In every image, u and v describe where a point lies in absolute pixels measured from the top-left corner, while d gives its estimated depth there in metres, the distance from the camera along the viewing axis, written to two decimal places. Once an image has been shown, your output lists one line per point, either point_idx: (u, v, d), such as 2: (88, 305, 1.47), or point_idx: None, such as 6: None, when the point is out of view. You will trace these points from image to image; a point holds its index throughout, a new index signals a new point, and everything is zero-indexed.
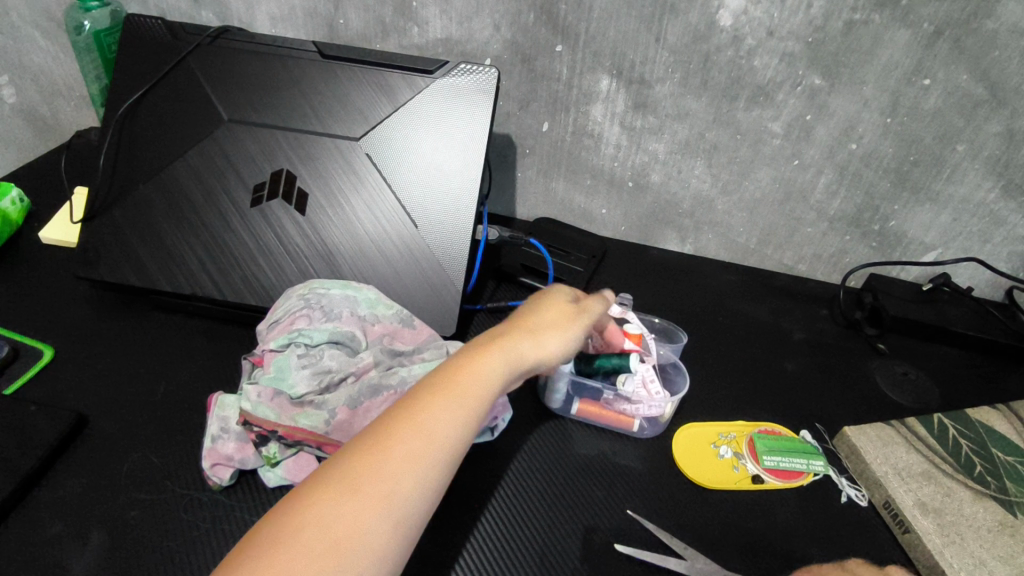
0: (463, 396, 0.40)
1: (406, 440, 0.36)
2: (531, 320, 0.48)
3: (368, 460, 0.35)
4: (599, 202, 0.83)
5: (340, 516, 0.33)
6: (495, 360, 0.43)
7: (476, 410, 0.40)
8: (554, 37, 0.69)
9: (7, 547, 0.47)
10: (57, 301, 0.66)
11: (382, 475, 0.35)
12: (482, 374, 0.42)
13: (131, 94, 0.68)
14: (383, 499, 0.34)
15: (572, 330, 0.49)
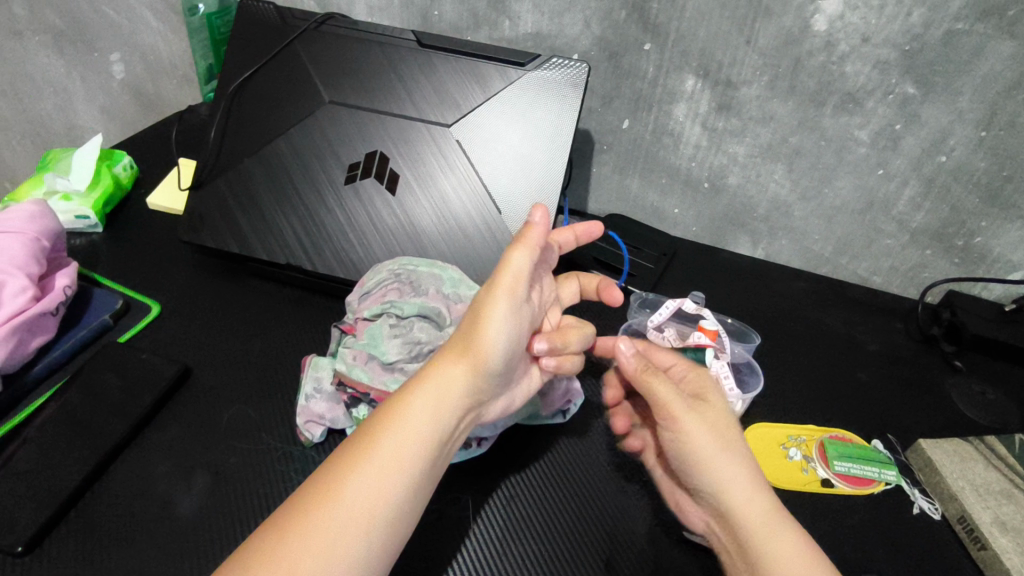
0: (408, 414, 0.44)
1: (357, 469, 0.41)
2: (478, 312, 0.47)
3: (324, 497, 0.40)
4: (673, 201, 0.83)
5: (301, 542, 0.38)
6: (445, 375, 0.45)
7: (424, 427, 0.44)
8: (643, 36, 0.70)
9: (120, 481, 0.52)
10: (163, 262, 0.71)
11: (336, 502, 0.40)
12: (433, 393, 0.45)
13: (242, 73, 0.73)
14: (345, 530, 0.40)
15: (511, 311, 0.46)
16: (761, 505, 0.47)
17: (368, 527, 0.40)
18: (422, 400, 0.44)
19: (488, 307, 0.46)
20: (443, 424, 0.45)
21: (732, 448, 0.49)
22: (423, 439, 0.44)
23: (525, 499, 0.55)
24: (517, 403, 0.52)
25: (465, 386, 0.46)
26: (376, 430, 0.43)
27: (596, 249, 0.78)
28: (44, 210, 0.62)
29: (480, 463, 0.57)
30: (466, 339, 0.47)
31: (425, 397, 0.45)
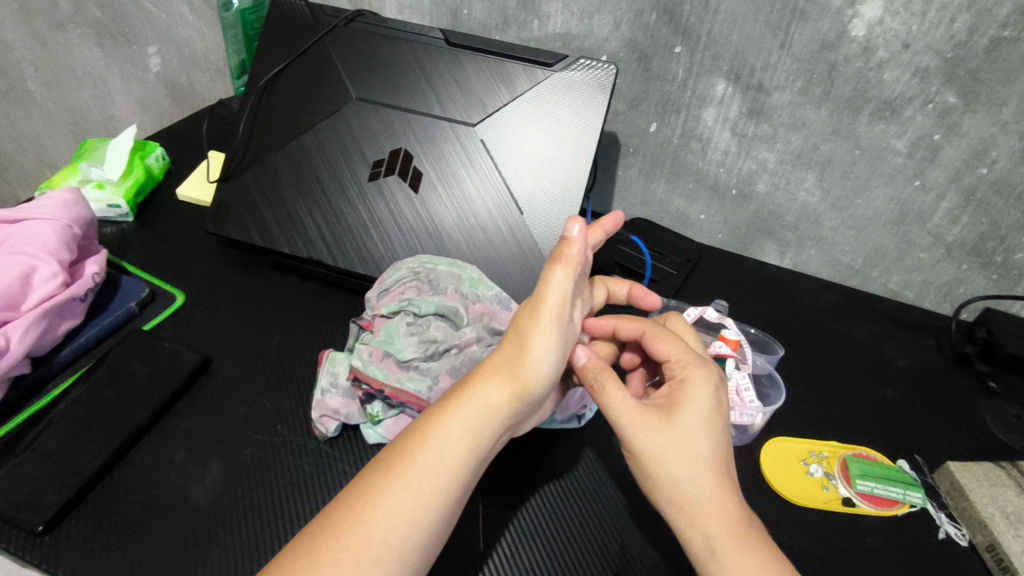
0: (446, 439, 0.42)
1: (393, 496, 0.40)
2: (523, 335, 0.46)
3: (357, 524, 0.39)
4: (698, 207, 0.82)
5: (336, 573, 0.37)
6: (479, 396, 0.44)
7: (461, 453, 0.43)
8: (674, 38, 0.69)
9: (139, 466, 0.53)
10: (190, 252, 0.73)
11: (372, 533, 0.39)
12: (471, 416, 0.44)
13: (273, 69, 0.74)
14: (377, 560, 0.38)
15: (554, 334, 0.45)
16: (709, 532, 0.42)
17: (399, 555, 0.39)
18: (462, 423, 0.43)
19: (533, 332, 0.45)
20: (481, 449, 0.44)
21: (691, 467, 0.43)
22: (457, 466, 0.42)
23: (536, 502, 0.55)
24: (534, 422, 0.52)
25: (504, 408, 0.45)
26: (411, 453, 0.42)
27: (618, 254, 0.77)
28: (77, 198, 0.64)
29: (493, 465, 0.57)
30: (501, 358, 0.46)
31: (461, 420, 0.43)
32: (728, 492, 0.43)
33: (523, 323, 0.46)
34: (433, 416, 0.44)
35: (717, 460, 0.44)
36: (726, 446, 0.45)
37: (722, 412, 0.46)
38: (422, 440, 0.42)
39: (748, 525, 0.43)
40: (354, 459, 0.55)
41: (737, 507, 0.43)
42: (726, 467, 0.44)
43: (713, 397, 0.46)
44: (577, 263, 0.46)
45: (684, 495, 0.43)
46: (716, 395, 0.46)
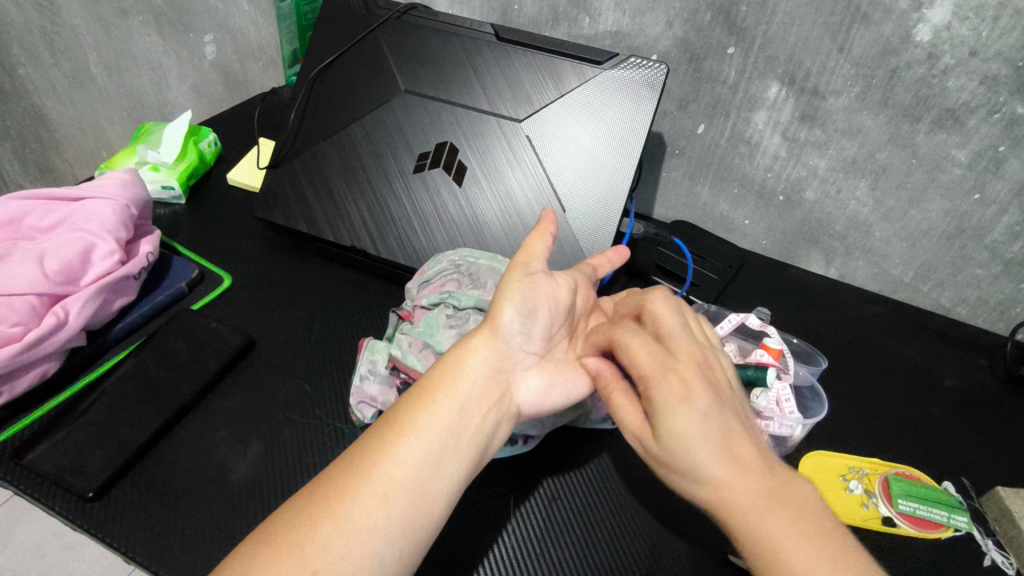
0: (431, 390, 0.45)
1: (382, 443, 0.42)
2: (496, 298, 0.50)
3: (349, 472, 0.41)
4: (744, 212, 0.80)
5: (325, 514, 0.39)
6: (464, 352, 0.47)
7: (445, 399, 0.45)
8: (728, 39, 0.68)
9: (183, 441, 0.54)
10: (238, 235, 0.75)
11: (358, 474, 0.40)
12: (452, 367, 0.47)
13: (325, 59, 0.75)
14: (365, 498, 0.40)
15: (518, 292, 0.50)
16: (742, 542, 0.39)
17: (389, 494, 0.40)
18: (445, 372, 0.46)
19: (500, 296, 0.49)
20: (466, 397, 0.46)
21: (692, 476, 0.41)
22: (445, 413, 0.44)
23: (567, 500, 0.55)
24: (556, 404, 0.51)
25: (484, 360, 0.48)
26: (401, 405, 0.45)
27: (658, 255, 0.76)
28: (134, 179, 0.66)
29: (525, 461, 0.57)
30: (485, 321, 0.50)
31: (447, 374, 0.46)
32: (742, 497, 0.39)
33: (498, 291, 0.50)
34: (425, 378, 0.46)
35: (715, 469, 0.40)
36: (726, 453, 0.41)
37: (704, 413, 0.42)
38: (414, 401, 0.45)
39: (778, 524, 0.38)
40: None
41: (761, 509, 0.39)
42: (733, 469, 0.40)
43: (682, 400, 0.42)
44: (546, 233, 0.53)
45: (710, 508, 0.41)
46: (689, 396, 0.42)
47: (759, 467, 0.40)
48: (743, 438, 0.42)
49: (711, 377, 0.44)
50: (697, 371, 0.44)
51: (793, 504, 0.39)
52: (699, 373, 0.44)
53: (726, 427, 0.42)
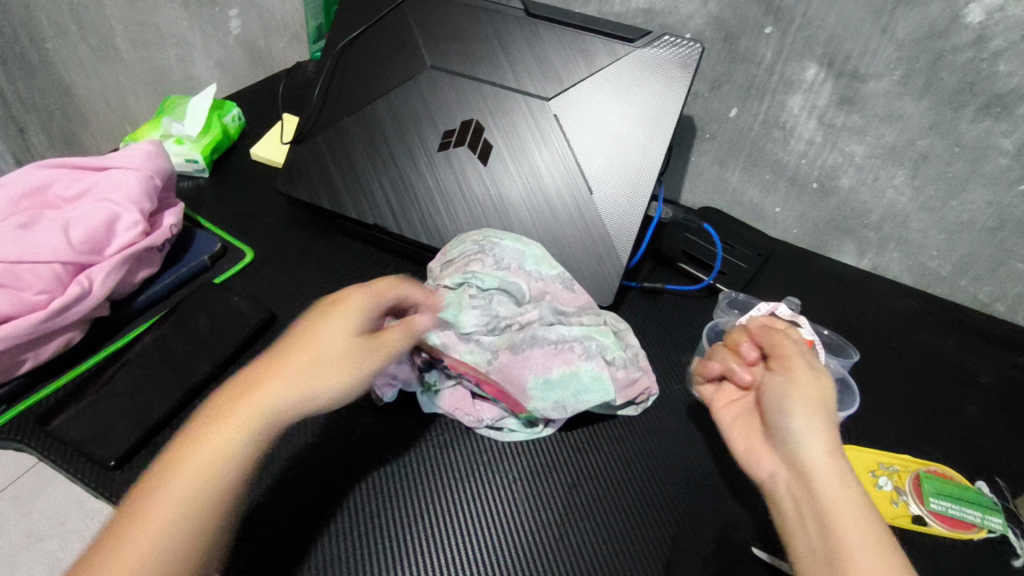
0: (236, 417, 0.40)
1: (180, 473, 0.38)
2: (297, 337, 0.44)
3: (138, 508, 0.37)
4: (775, 199, 0.78)
5: (119, 557, 0.35)
6: (281, 380, 0.42)
7: (246, 429, 0.40)
8: (765, 18, 0.66)
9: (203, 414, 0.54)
10: (260, 211, 0.74)
11: (153, 511, 0.37)
12: (270, 400, 0.41)
13: (351, 33, 0.74)
14: (149, 540, 0.36)
15: (329, 344, 0.43)
16: (838, 531, 0.39)
17: (170, 534, 0.36)
18: (257, 401, 0.41)
19: (313, 329, 0.44)
20: (262, 431, 0.41)
21: (842, 477, 0.42)
22: (236, 442, 0.39)
23: (587, 487, 0.53)
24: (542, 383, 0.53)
25: (293, 394, 0.41)
26: (204, 426, 0.40)
27: (686, 241, 0.73)
28: (158, 151, 0.65)
29: (544, 445, 0.55)
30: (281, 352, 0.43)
31: (247, 408, 0.40)
32: (791, 507, 0.43)
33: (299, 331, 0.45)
34: (230, 396, 0.41)
35: (779, 481, 0.45)
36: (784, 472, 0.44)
37: (789, 432, 0.44)
38: (213, 421, 0.40)
39: (833, 539, 0.39)
40: (408, 423, 0.56)
41: (807, 522, 0.41)
42: (791, 483, 0.44)
43: (775, 418, 0.46)
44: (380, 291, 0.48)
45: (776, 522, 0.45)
46: (773, 420, 0.46)
47: (832, 483, 0.41)
48: (836, 453, 0.43)
49: (807, 395, 0.45)
50: (787, 390, 0.46)
51: (856, 520, 0.40)
52: (792, 392, 0.46)
53: (816, 444, 0.43)
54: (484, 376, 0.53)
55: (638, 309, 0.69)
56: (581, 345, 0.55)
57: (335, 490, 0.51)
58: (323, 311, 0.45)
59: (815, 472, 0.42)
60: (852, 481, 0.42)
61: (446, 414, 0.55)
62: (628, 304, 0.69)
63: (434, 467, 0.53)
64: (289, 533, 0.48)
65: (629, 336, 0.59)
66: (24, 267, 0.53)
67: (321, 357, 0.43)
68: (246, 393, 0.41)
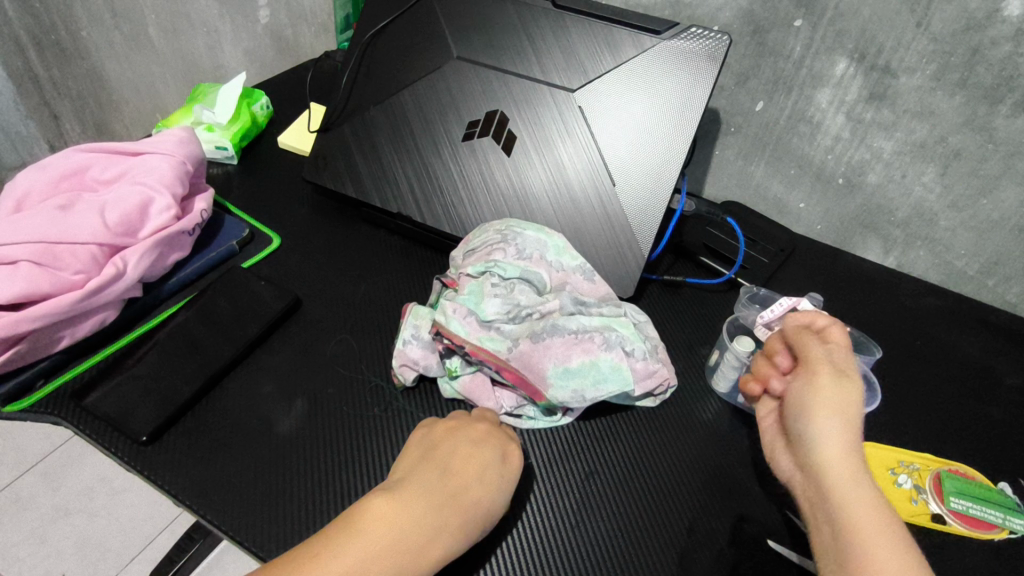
0: (469, 479, 0.46)
1: (415, 505, 0.43)
2: (468, 426, 0.51)
3: (364, 520, 0.42)
4: (799, 194, 0.77)
5: (360, 559, 0.39)
6: (485, 453, 0.48)
7: (480, 508, 0.45)
8: (796, 11, 0.65)
9: (229, 395, 0.56)
10: (287, 198, 0.76)
11: (391, 522, 0.42)
12: (491, 476, 0.47)
13: (379, 23, 0.75)
14: (398, 546, 0.41)
15: (517, 453, 0.50)
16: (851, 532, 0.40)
17: (415, 546, 0.41)
18: (476, 465, 0.47)
19: (493, 435, 0.50)
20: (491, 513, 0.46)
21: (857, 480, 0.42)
22: (474, 510, 0.45)
23: (605, 477, 0.53)
24: (549, 364, 0.53)
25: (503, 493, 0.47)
26: (424, 478, 0.46)
27: (707, 236, 0.73)
28: (190, 137, 0.67)
29: (563, 434, 0.56)
30: (467, 435, 0.50)
31: (479, 473, 0.47)
32: (808, 505, 0.44)
33: (496, 439, 0.50)
34: (451, 461, 0.47)
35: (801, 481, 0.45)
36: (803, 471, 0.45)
37: (804, 433, 0.45)
38: (434, 475, 0.46)
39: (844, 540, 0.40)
40: (430, 408, 0.56)
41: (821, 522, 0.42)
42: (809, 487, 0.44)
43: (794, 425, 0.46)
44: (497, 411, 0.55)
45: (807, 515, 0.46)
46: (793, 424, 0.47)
47: (841, 485, 0.42)
48: (849, 452, 0.43)
49: (828, 402, 0.45)
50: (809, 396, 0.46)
51: (869, 516, 0.40)
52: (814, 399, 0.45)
53: (833, 449, 0.43)
54: (504, 362, 0.53)
55: (659, 302, 0.69)
56: (602, 336, 0.55)
57: (361, 470, 0.51)
58: (504, 461, 0.49)
59: (827, 474, 0.43)
60: (864, 483, 0.42)
61: (466, 401, 0.56)
62: (649, 296, 0.69)
63: None
64: (316, 511, 0.49)
65: (648, 329, 0.60)
66: (63, 248, 0.54)
67: (504, 478, 0.48)
68: (448, 469, 0.47)
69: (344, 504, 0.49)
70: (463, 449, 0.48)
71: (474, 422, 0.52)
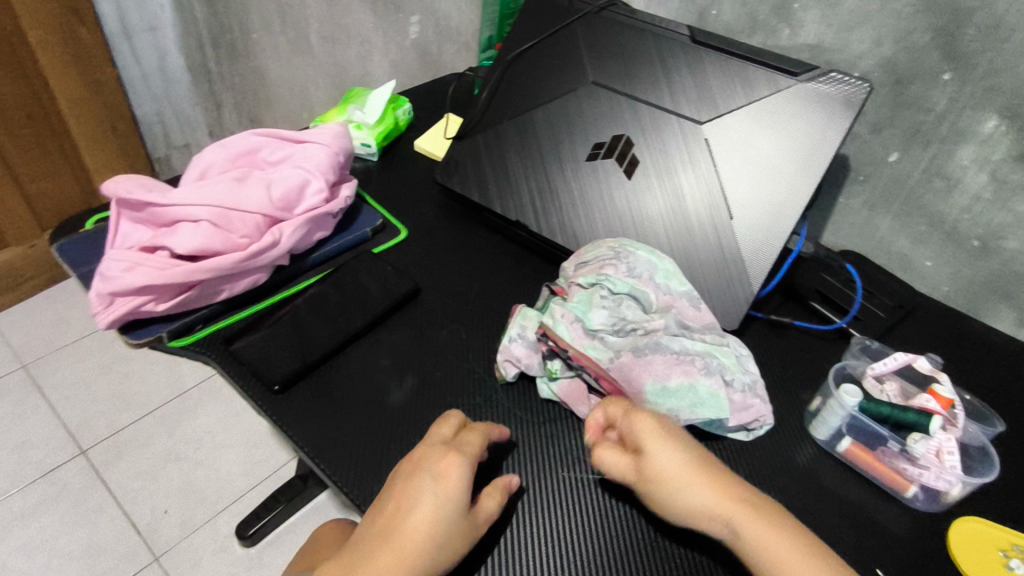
0: (401, 515, 0.45)
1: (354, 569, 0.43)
2: (407, 456, 0.50)
3: None
4: (926, 252, 0.74)
5: None
6: (416, 480, 0.47)
7: (421, 541, 0.44)
8: (944, 64, 0.64)
9: (349, 363, 0.61)
10: (418, 196, 0.82)
11: None
12: (425, 502, 0.45)
13: (522, 45, 0.81)
14: None
15: (455, 463, 0.47)
16: None
17: None
18: (408, 499, 0.46)
19: (425, 455, 0.48)
20: (437, 542, 0.44)
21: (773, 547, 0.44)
22: (414, 546, 0.43)
23: None
24: (647, 381, 0.55)
25: (445, 514, 0.45)
26: (362, 534, 0.45)
27: (820, 280, 0.72)
28: (344, 132, 0.75)
29: None
30: (401, 467, 0.49)
31: (411, 505, 0.45)
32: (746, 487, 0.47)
33: (431, 457, 0.48)
34: (385, 505, 0.46)
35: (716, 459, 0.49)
36: (708, 454, 0.49)
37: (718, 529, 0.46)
38: (374, 528, 0.45)
39: None
40: (526, 404, 0.60)
41: None
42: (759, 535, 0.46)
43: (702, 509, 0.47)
44: (453, 419, 0.53)
45: (674, 427, 0.50)
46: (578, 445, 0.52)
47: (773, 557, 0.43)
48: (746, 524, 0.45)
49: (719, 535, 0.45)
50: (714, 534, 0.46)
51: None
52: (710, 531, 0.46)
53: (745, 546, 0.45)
54: (604, 371, 0.55)
55: (762, 339, 0.68)
56: (702, 361, 0.56)
57: None
58: (438, 480, 0.46)
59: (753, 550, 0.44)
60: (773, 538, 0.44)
61: (562, 404, 0.58)
62: (752, 333, 0.69)
63: (544, 449, 0.56)
64: None
65: (749, 363, 0.59)
66: (234, 215, 0.63)
67: (441, 499, 0.46)
68: (383, 515, 0.46)
69: None
70: (397, 488, 0.47)
71: (413, 451, 0.50)
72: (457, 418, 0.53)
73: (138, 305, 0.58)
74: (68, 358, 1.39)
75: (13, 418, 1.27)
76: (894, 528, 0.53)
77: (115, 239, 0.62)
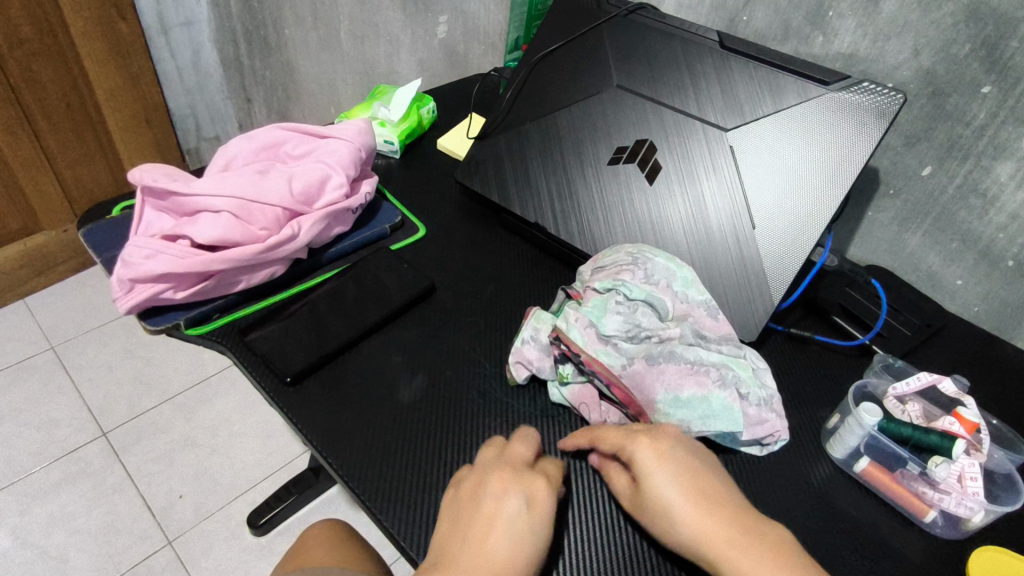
0: (498, 538, 0.44)
1: None
2: (485, 474, 0.49)
3: None
4: (957, 270, 0.72)
5: None
6: (510, 503, 0.46)
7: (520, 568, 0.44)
8: (985, 77, 0.62)
9: (361, 359, 0.62)
10: (438, 195, 0.83)
11: None
12: (521, 528, 0.45)
13: (548, 46, 0.81)
14: None
15: (542, 492, 0.48)
16: None
17: None
18: (503, 522, 0.45)
19: (515, 477, 0.48)
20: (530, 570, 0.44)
21: None
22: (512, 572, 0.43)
23: None
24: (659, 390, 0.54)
25: (539, 541, 0.45)
26: (455, 552, 0.44)
27: (844, 295, 0.70)
28: (368, 129, 0.76)
29: None
30: (482, 486, 0.48)
31: (507, 529, 0.45)
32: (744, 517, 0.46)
33: (516, 481, 0.48)
34: (474, 524, 0.45)
35: (720, 485, 0.48)
36: (707, 483, 0.47)
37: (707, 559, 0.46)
38: (466, 548, 0.44)
39: None
40: (537, 408, 0.59)
41: None
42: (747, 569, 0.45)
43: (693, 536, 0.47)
44: (525, 440, 0.52)
45: (677, 453, 0.48)
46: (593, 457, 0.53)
47: None
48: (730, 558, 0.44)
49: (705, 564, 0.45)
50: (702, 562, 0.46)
51: None
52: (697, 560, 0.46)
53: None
54: (615, 378, 0.55)
55: (781, 353, 0.67)
56: (717, 372, 0.54)
57: (464, 450, 0.55)
58: (531, 506, 0.47)
59: None
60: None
61: (572, 408, 0.58)
62: (771, 346, 0.67)
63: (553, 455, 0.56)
64: (418, 477, 0.53)
65: (766, 377, 0.58)
66: (255, 207, 0.64)
67: (534, 527, 0.46)
68: (476, 535, 0.45)
69: (446, 479, 0.53)
70: (491, 503, 0.46)
71: (503, 465, 0.49)
72: (530, 438, 0.53)
73: (157, 292, 0.59)
74: (93, 341, 1.42)
75: (39, 396, 1.30)
76: (913, 554, 0.51)
77: (139, 226, 0.63)
